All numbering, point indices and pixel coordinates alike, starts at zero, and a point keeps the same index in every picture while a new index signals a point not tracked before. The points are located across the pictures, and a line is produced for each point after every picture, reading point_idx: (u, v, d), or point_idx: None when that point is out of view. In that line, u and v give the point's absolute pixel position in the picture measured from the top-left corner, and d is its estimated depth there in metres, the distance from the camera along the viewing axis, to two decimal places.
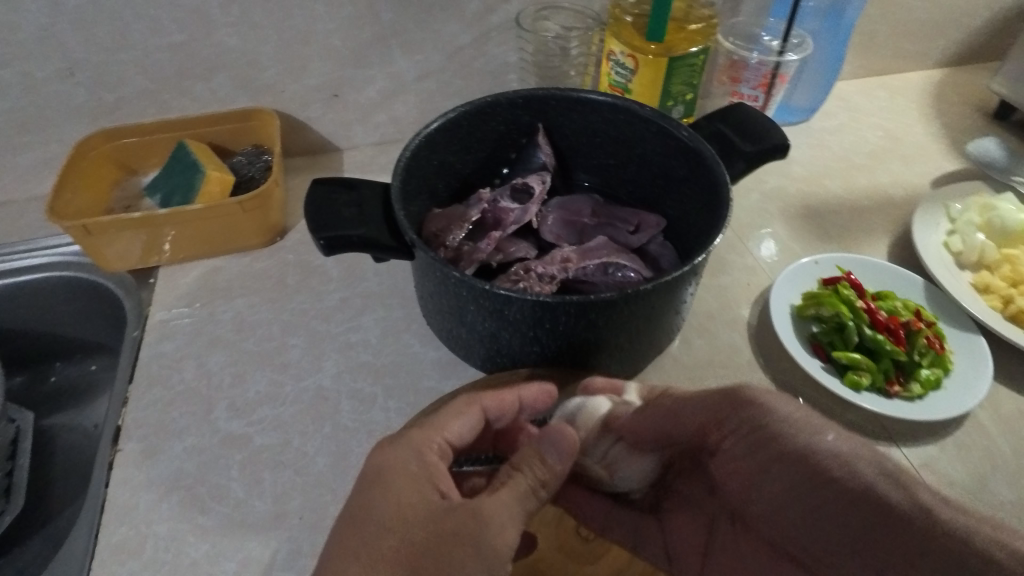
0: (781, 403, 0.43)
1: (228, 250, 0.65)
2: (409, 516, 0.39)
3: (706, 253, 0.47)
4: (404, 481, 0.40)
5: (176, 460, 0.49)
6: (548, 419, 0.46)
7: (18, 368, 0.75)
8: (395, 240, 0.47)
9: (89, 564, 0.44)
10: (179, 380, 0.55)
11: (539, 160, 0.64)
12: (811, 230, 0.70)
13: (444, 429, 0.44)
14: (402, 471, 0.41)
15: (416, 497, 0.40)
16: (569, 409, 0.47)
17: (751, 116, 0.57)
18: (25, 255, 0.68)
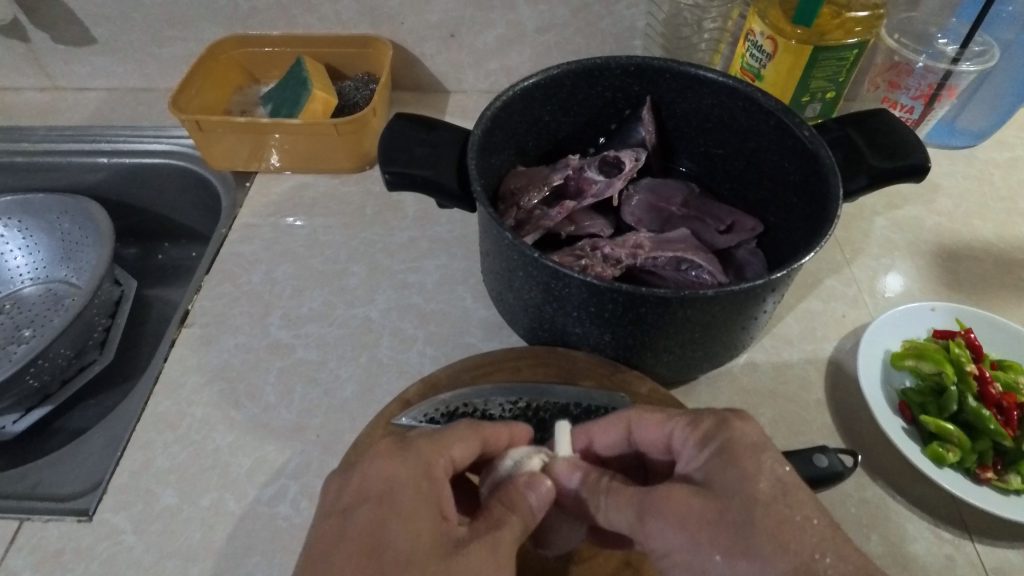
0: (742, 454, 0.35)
1: (320, 169, 0.68)
2: (424, 547, 0.34)
3: (790, 270, 0.41)
4: (411, 506, 0.35)
5: (226, 354, 0.53)
6: (571, 406, 0.45)
7: (133, 241, 0.84)
8: (461, 187, 0.46)
9: (133, 425, 0.49)
10: (247, 282, 0.58)
11: (639, 136, 0.59)
12: (939, 273, 0.60)
13: (449, 449, 0.38)
14: (414, 498, 0.36)
15: (427, 526, 0.35)
16: (596, 402, 0.44)
17: (892, 128, 0.49)
18: (152, 139, 0.75)
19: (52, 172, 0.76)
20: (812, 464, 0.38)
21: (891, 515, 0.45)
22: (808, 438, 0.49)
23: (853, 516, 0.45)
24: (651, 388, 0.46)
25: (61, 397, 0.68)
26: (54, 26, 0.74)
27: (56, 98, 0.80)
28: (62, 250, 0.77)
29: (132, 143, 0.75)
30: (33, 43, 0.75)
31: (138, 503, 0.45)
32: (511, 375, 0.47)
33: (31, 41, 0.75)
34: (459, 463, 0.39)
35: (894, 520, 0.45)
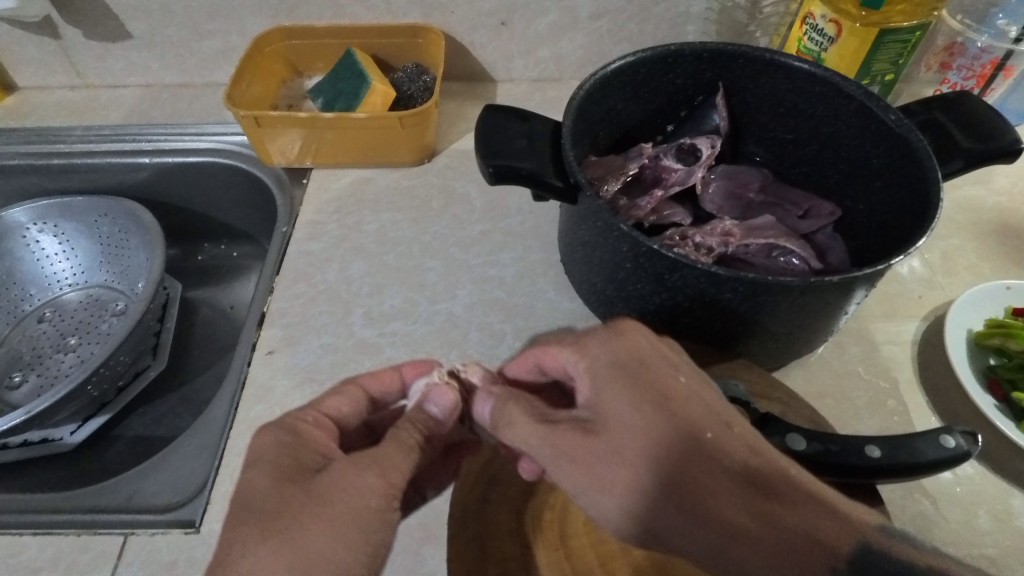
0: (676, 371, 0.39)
1: (378, 162, 0.66)
2: (288, 474, 0.37)
3: (906, 255, 0.41)
4: (271, 455, 0.38)
5: (313, 354, 0.52)
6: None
7: (172, 241, 0.82)
8: (561, 180, 0.45)
9: (227, 432, 0.48)
10: (322, 281, 0.57)
11: (713, 123, 0.59)
12: (1006, 250, 0.61)
13: (323, 406, 0.42)
14: (297, 454, 0.38)
15: (285, 455, 0.38)
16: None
17: (980, 109, 0.49)
18: (195, 137, 0.73)
19: (90, 173, 0.74)
20: (936, 445, 0.39)
21: (992, 490, 0.46)
22: (903, 418, 0.49)
23: (956, 492, 0.46)
24: (760, 373, 0.47)
25: (118, 405, 0.66)
26: (87, 21, 0.71)
27: (89, 97, 0.77)
28: (102, 254, 0.75)
29: (174, 141, 0.73)
30: (64, 40, 0.72)
31: None
32: None
33: (62, 38, 0.72)
34: (341, 416, 0.43)
35: (997, 496, 0.46)
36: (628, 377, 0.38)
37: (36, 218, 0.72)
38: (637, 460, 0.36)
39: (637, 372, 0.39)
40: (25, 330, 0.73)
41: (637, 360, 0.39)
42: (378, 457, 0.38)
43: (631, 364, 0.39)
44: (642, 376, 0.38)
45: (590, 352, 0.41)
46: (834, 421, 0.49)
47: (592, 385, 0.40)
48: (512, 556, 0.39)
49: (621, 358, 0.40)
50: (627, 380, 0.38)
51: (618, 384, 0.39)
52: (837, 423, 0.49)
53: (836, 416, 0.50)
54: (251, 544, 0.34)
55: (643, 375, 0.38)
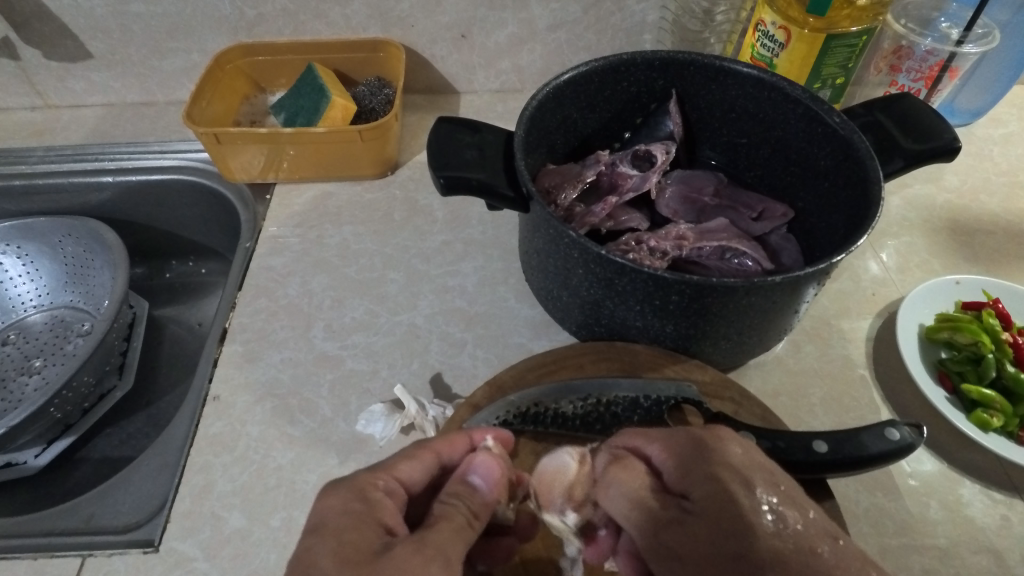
0: (730, 447, 0.38)
1: (341, 176, 0.67)
2: (353, 545, 0.33)
3: (846, 253, 0.42)
4: (339, 524, 0.35)
5: (274, 369, 0.52)
6: (641, 399, 0.44)
7: (139, 260, 0.82)
8: (512, 189, 0.46)
9: (186, 450, 0.47)
10: (284, 295, 0.57)
11: (667, 129, 0.60)
12: (956, 246, 0.63)
13: (394, 470, 0.38)
14: (355, 525, 0.34)
15: (355, 531, 0.34)
16: (665, 394, 0.44)
17: (921, 110, 0.51)
18: (157, 155, 0.73)
19: (52, 194, 0.73)
20: (881, 439, 0.40)
21: (943, 480, 0.47)
22: (857, 413, 0.50)
23: (910, 486, 0.47)
24: (713, 374, 0.48)
25: (83, 427, 0.65)
26: (46, 42, 0.71)
27: (50, 117, 0.77)
28: (66, 274, 0.74)
29: (136, 159, 0.73)
30: (23, 61, 0.72)
31: (204, 529, 0.44)
32: (576, 372, 0.47)
33: (21, 59, 0.72)
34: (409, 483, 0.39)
35: (948, 486, 0.47)
36: (682, 463, 0.38)
37: None
38: (713, 558, 0.34)
39: (688, 455, 0.38)
40: None
41: (680, 444, 0.38)
42: (431, 544, 0.34)
43: (682, 449, 0.38)
44: (694, 476, 0.37)
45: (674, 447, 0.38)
46: (791, 418, 0.50)
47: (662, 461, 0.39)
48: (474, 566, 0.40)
49: (677, 439, 0.39)
50: (695, 465, 0.38)
51: (705, 492, 0.36)
52: (792, 420, 0.50)
53: (793, 413, 0.50)
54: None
55: (702, 478, 0.37)
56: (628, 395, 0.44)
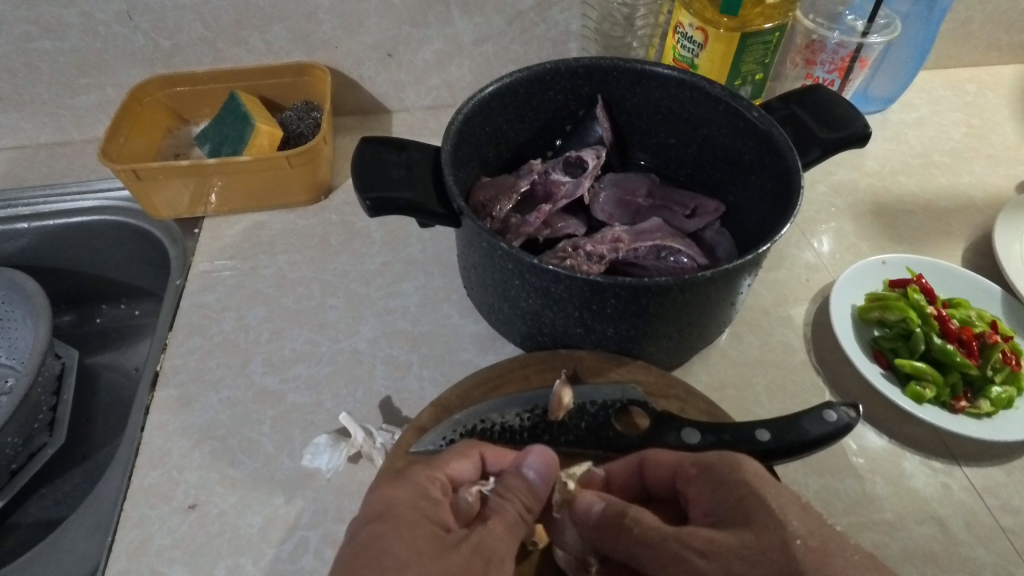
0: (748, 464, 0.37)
1: (273, 205, 0.65)
2: (429, 538, 0.36)
3: (773, 243, 0.43)
4: (410, 516, 0.37)
5: (211, 410, 0.50)
6: (588, 405, 0.44)
7: (66, 307, 0.77)
8: (442, 206, 0.46)
9: (121, 505, 0.45)
10: (218, 332, 0.55)
11: (596, 134, 0.61)
12: (881, 227, 0.65)
13: (445, 467, 0.39)
14: (421, 520, 0.37)
15: (423, 528, 0.37)
16: (611, 398, 0.44)
17: (832, 101, 0.53)
18: (75, 196, 0.69)
19: None
20: (820, 421, 0.41)
21: (886, 456, 0.48)
22: (802, 398, 0.51)
23: (856, 463, 0.48)
24: (656, 373, 0.48)
25: (14, 488, 0.62)
26: None
27: None
28: None
29: (53, 202, 0.69)
30: None
31: None
32: (523, 385, 0.47)
33: None
34: (459, 482, 0.40)
35: (891, 460, 0.48)
36: (707, 478, 0.37)
37: None
38: (738, 556, 0.33)
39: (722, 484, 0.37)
40: None
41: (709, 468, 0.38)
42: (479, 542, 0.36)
43: (709, 462, 0.38)
44: (721, 482, 0.37)
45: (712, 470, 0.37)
46: (739, 408, 0.51)
47: (706, 487, 0.37)
48: None
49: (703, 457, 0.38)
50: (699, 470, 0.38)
51: (739, 505, 0.35)
52: (740, 411, 0.51)
53: (740, 403, 0.51)
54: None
55: (732, 494, 0.36)
56: (575, 403, 0.43)
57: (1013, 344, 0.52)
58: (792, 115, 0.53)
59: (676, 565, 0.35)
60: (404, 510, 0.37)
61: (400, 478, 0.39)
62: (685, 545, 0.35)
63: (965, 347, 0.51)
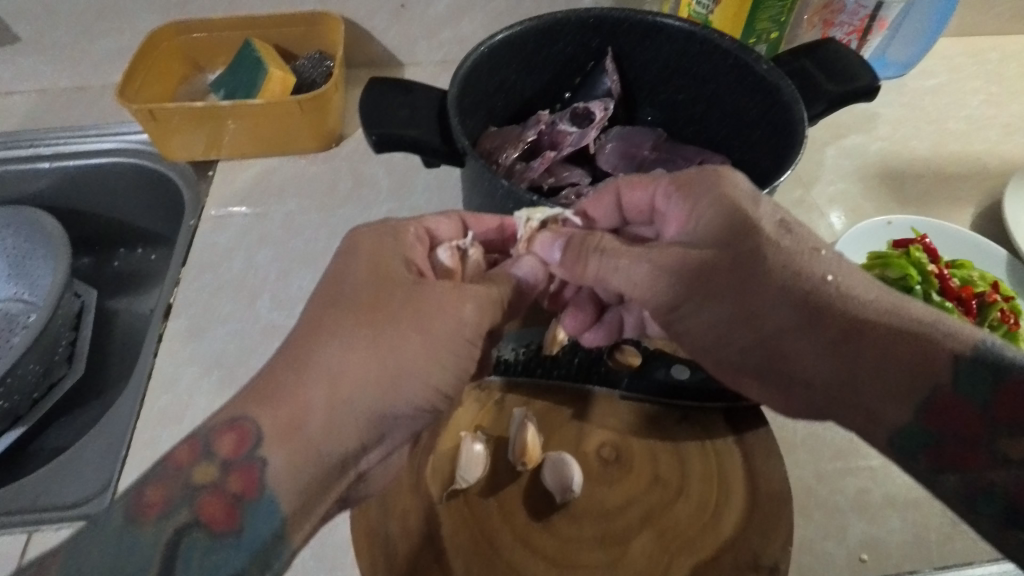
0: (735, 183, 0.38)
1: (285, 151, 0.66)
2: (383, 277, 0.37)
3: (770, 190, 0.43)
4: (376, 249, 0.38)
5: (220, 342, 0.52)
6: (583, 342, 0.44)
7: (85, 250, 0.80)
8: (445, 144, 0.47)
9: (133, 424, 0.47)
10: (228, 270, 0.57)
11: (605, 86, 0.61)
12: (888, 191, 0.65)
13: (427, 224, 0.42)
14: (385, 255, 0.38)
15: (385, 260, 0.38)
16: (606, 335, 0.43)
17: (842, 56, 0.52)
18: (96, 139, 0.71)
19: None
20: None
21: None
22: None
23: None
24: None
25: (35, 416, 0.65)
26: None
27: None
28: (8, 267, 0.73)
29: (72, 145, 0.71)
30: None
31: None
32: None
33: None
34: (439, 238, 0.43)
35: None
36: (693, 194, 0.39)
37: None
38: (725, 281, 0.36)
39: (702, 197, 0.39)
40: None
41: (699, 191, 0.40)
42: (435, 289, 0.37)
43: (693, 181, 0.39)
44: (702, 198, 0.38)
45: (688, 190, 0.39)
46: None
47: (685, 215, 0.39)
48: (413, 509, 0.38)
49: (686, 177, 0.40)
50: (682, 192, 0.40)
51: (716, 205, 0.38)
52: None
53: None
54: (349, 326, 0.35)
55: (711, 206, 0.38)
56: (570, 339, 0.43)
57: (1014, 305, 0.52)
58: (800, 68, 0.52)
59: (655, 276, 0.37)
60: (371, 247, 0.39)
61: (387, 226, 0.40)
62: (660, 260, 0.37)
63: (962, 306, 0.52)
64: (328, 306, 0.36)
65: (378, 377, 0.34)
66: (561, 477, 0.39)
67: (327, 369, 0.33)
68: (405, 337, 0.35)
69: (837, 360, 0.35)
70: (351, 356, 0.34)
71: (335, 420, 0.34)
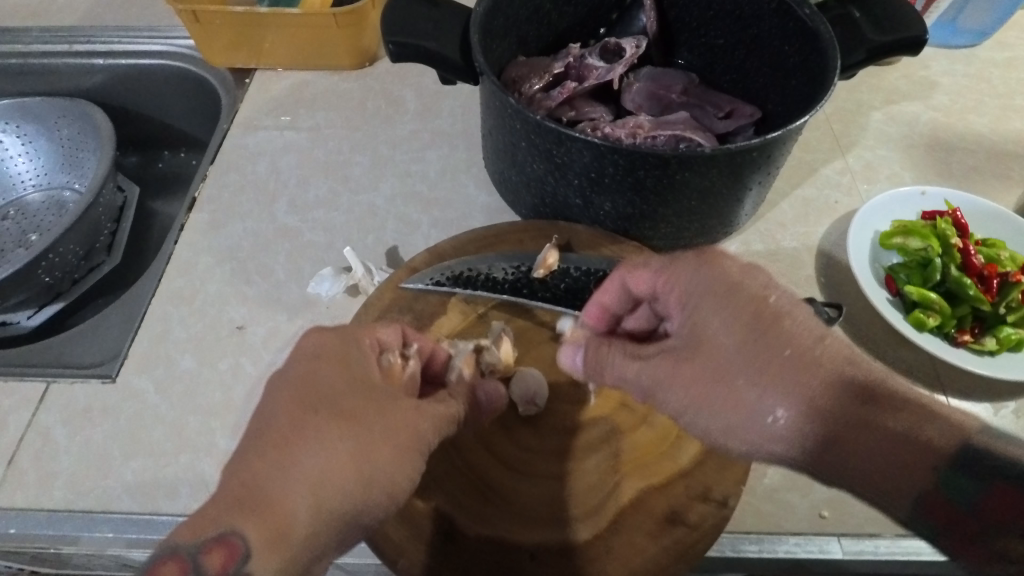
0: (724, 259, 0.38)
1: (320, 65, 0.67)
2: (362, 380, 0.35)
3: (785, 133, 0.42)
4: (346, 353, 0.36)
5: (236, 236, 0.54)
6: (571, 269, 0.46)
7: (133, 150, 0.84)
8: (462, 59, 0.47)
9: (148, 301, 0.50)
10: (252, 172, 0.59)
11: (640, 24, 0.61)
12: (933, 162, 0.61)
13: (374, 331, 0.38)
14: (363, 373, 0.35)
15: (352, 362, 0.36)
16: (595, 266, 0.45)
17: (893, 4, 0.49)
18: (147, 40, 0.73)
19: (49, 75, 0.75)
20: None
21: None
22: None
23: None
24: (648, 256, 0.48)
25: (74, 295, 0.70)
26: None
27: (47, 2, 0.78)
28: (62, 156, 0.77)
29: (126, 44, 0.74)
30: None
31: (158, 367, 0.47)
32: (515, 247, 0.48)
33: None
34: (384, 344, 0.38)
35: None
36: (683, 280, 0.39)
37: None
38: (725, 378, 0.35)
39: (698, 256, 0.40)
40: None
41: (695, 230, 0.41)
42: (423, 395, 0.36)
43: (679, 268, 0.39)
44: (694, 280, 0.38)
45: (679, 280, 0.39)
46: None
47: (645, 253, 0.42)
48: None
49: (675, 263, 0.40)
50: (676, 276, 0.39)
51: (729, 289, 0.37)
52: None
53: None
54: (325, 429, 0.33)
55: (700, 278, 0.38)
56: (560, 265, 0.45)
57: None
58: (846, 14, 0.49)
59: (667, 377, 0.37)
60: (340, 352, 0.36)
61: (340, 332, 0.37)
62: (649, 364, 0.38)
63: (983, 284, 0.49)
64: (301, 405, 0.33)
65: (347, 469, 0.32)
66: (526, 389, 0.40)
67: (303, 474, 0.31)
68: (393, 433, 0.34)
69: (833, 463, 0.33)
70: (324, 453, 0.32)
71: (315, 527, 0.31)
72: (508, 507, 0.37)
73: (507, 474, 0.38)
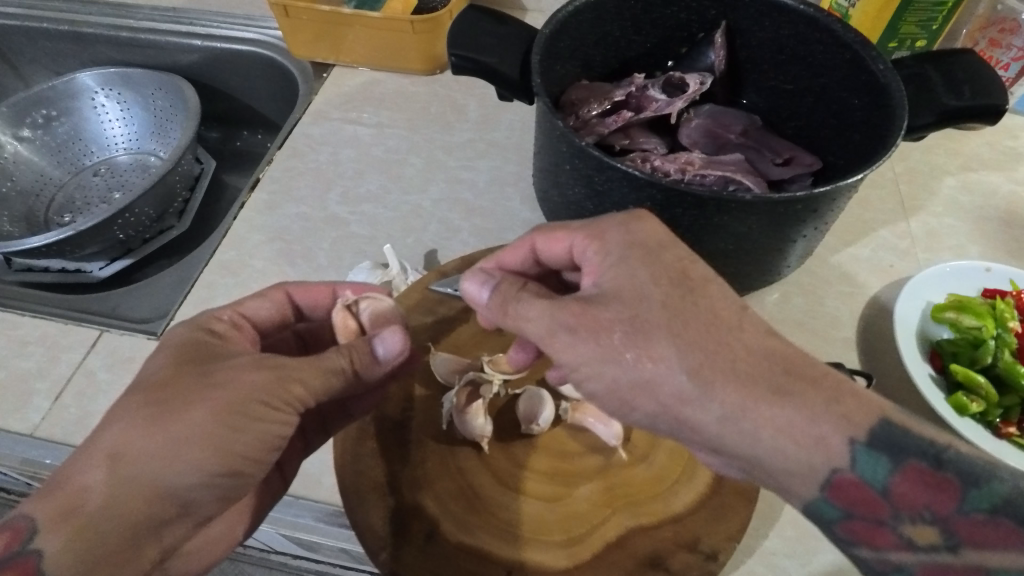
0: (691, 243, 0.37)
1: (393, 68, 0.70)
2: (189, 362, 0.35)
3: (835, 189, 0.41)
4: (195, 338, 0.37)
5: (288, 219, 0.57)
6: None
7: (215, 125, 0.90)
8: (520, 78, 0.48)
9: (199, 268, 0.54)
10: (314, 160, 0.62)
11: (708, 61, 0.59)
12: (1005, 237, 0.58)
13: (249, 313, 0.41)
14: (196, 348, 0.36)
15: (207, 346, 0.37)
16: None
17: (975, 69, 0.47)
18: (242, 28, 0.79)
19: (152, 49, 0.82)
20: None
21: None
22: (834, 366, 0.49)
23: None
24: None
25: (143, 253, 0.75)
26: None
27: None
28: (153, 124, 0.84)
29: (223, 29, 0.80)
30: None
31: None
32: None
33: None
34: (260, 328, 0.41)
35: None
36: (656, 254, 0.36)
37: (102, 83, 0.81)
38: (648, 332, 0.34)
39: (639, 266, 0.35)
40: (81, 181, 0.84)
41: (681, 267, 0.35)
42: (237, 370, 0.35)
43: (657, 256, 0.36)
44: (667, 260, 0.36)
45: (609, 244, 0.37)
46: None
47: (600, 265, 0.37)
48: (393, 395, 0.42)
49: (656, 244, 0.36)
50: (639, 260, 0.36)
51: (692, 328, 0.32)
52: None
53: None
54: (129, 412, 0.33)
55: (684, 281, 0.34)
56: None
57: None
58: (922, 74, 0.47)
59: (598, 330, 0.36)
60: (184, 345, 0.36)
61: (201, 325, 0.38)
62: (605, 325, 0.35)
63: None
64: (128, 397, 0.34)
65: (166, 453, 0.33)
66: (531, 409, 0.41)
67: (109, 445, 0.32)
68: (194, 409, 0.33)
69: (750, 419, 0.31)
70: (140, 433, 0.32)
71: (145, 474, 0.32)
72: (495, 521, 0.37)
73: (499, 487, 0.38)
